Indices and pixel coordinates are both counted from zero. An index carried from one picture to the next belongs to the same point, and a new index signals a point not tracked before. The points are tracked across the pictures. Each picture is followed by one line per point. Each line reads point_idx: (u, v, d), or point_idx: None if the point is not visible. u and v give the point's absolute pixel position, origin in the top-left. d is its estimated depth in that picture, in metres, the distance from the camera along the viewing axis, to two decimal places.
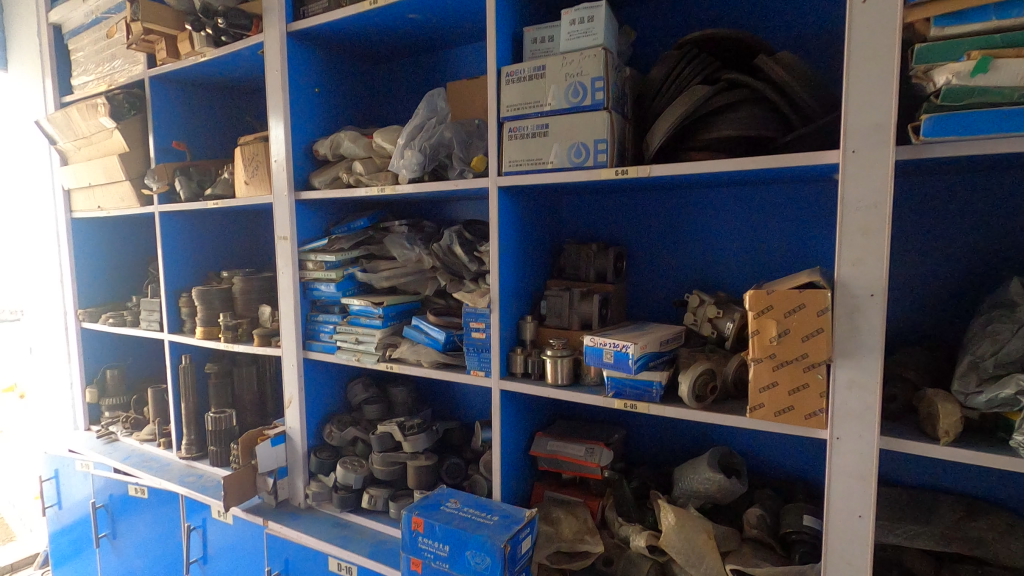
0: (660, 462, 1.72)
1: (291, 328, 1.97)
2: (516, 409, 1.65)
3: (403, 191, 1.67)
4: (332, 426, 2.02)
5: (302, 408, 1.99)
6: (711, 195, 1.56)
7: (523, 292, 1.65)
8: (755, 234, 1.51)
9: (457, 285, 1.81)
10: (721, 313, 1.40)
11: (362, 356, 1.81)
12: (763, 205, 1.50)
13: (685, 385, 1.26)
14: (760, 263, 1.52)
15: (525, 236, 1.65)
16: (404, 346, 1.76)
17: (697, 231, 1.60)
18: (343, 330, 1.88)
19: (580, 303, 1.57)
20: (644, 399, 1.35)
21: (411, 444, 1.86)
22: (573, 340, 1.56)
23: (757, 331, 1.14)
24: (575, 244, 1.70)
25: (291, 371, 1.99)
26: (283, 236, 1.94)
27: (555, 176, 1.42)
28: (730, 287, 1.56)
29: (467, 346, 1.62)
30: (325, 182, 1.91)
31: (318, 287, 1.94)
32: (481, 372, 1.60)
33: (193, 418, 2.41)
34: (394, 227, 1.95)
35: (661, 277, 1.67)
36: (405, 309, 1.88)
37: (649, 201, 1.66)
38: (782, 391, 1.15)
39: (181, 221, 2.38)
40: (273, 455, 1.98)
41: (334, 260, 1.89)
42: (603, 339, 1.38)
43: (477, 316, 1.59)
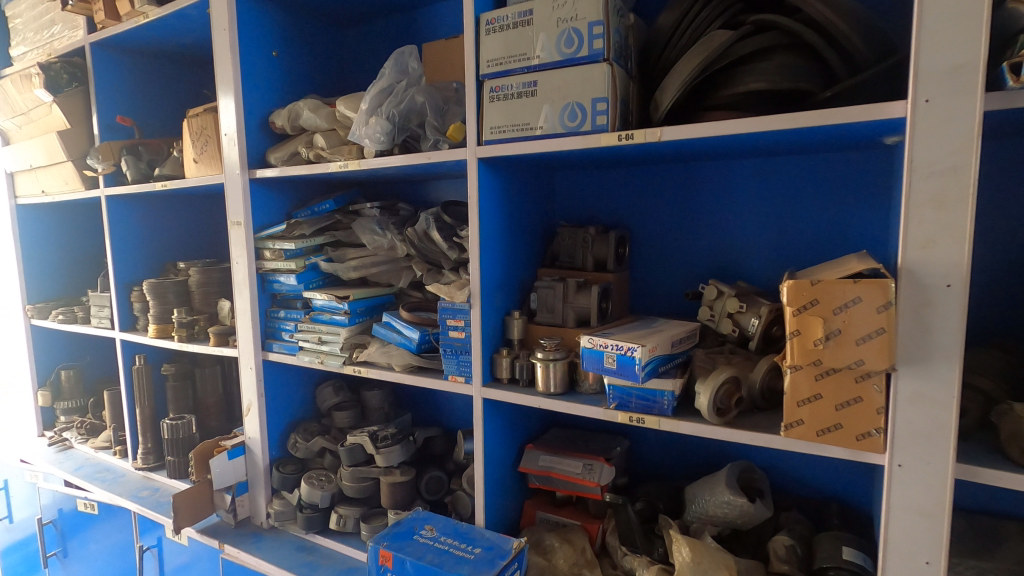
0: (670, 476, 1.50)
1: (247, 327, 1.73)
2: (502, 419, 1.42)
3: (368, 166, 1.43)
4: (297, 436, 1.79)
5: (262, 416, 1.76)
6: (730, 167, 1.33)
7: (511, 284, 1.42)
8: (782, 212, 1.29)
9: (435, 276, 1.59)
10: (745, 308, 1.17)
11: (326, 358, 1.58)
12: (792, 178, 1.27)
13: (703, 398, 1.03)
14: (787, 247, 1.30)
15: (512, 218, 1.41)
16: (374, 347, 1.53)
17: (712, 209, 1.37)
18: (306, 328, 1.65)
19: (577, 295, 1.34)
20: (653, 412, 1.12)
21: (384, 458, 1.62)
22: (568, 339, 1.33)
23: (796, 332, 0.91)
24: (570, 227, 1.48)
25: (249, 374, 1.75)
26: (237, 221, 1.69)
27: (546, 144, 1.18)
28: (750, 276, 1.34)
29: (443, 348, 1.39)
30: (283, 159, 1.67)
31: (278, 279, 1.70)
32: (460, 378, 1.37)
33: (149, 425, 2.19)
34: (365, 210, 1.71)
35: (670, 264, 1.44)
36: (376, 304, 1.65)
37: (657, 175, 1.43)
38: (826, 406, 0.93)
39: (132, 207, 2.14)
40: (229, 470, 1.75)
41: (293, 249, 1.65)
42: (604, 339, 1.14)
43: (454, 313, 1.35)
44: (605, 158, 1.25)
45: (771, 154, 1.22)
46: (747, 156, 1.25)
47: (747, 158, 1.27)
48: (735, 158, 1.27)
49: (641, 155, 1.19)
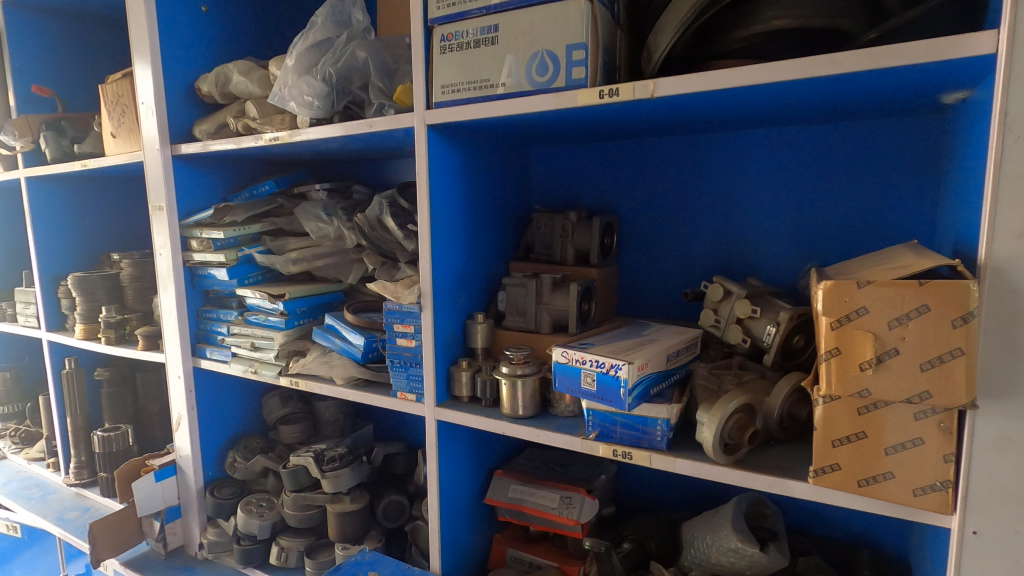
0: (663, 506, 1.28)
1: (174, 329, 1.48)
2: (463, 442, 1.18)
3: (300, 138, 1.18)
4: (236, 455, 1.55)
5: (194, 432, 1.52)
6: (740, 138, 1.09)
7: (475, 282, 1.18)
8: (804, 194, 1.05)
9: (389, 271, 1.33)
10: (759, 313, 0.95)
11: (260, 367, 1.34)
12: (817, 151, 1.03)
13: (708, 432, 0.79)
14: (809, 236, 1.06)
15: (475, 202, 1.17)
16: (314, 356, 1.28)
17: (717, 190, 1.13)
18: (239, 332, 1.41)
19: (553, 295, 1.12)
20: (643, 445, 0.89)
21: (331, 484, 1.37)
22: (542, 349, 1.10)
23: (835, 350, 0.67)
24: (547, 214, 1.25)
25: (176, 385, 1.51)
26: (159, 206, 1.44)
27: (510, 106, 0.93)
28: (761, 272, 1.10)
29: (390, 359, 1.15)
30: (210, 132, 1.41)
31: (208, 274, 1.45)
32: (410, 395, 1.13)
33: (82, 436, 1.94)
34: (311, 193, 1.46)
35: (666, 257, 1.20)
36: (321, 304, 1.40)
37: (651, 149, 1.18)
38: (872, 450, 0.69)
39: (58, 191, 1.88)
40: (156, 494, 1.51)
41: (223, 238, 1.40)
42: (581, 353, 0.90)
43: (402, 317, 1.11)
44: (586, 124, 1.00)
45: (794, 120, 0.97)
46: (763, 124, 1.01)
47: (764, 127, 1.03)
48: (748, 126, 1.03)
49: (629, 119, 0.95)
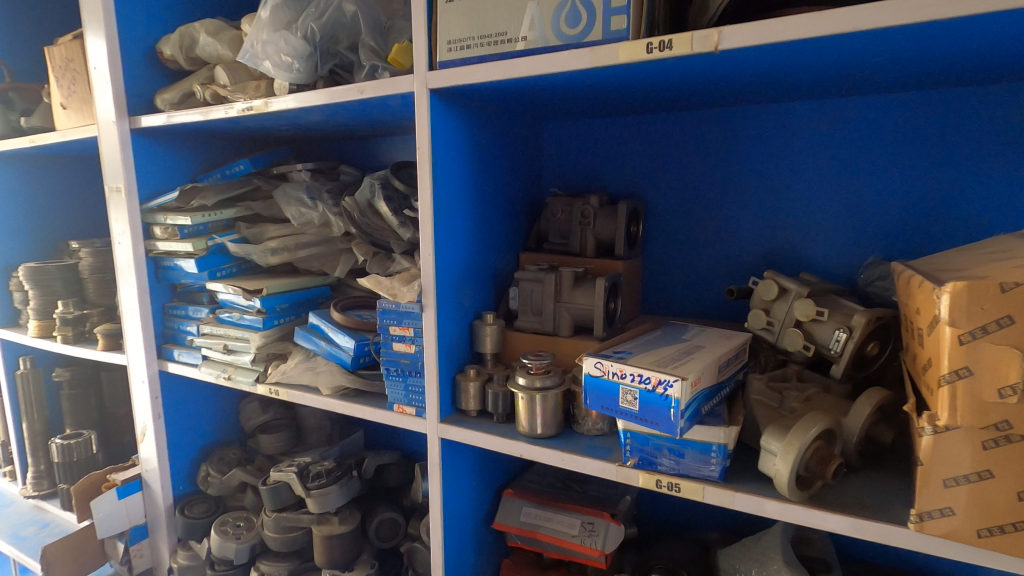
0: (691, 526, 1.14)
1: (136, 328, 1.30)
2: (468, 460, 1.03)
3: (278, 106, 1.00)
4: (209, 469, 1.39)
5: (161, 443, 1.35)
6: (790, 110, 0.95)
7: (483, 276, 1.02)
8: (865, 175, 0.91)
9: (382, 264, 1.18)
10: (826, 316, 0.80)
11: (234, 373, 1.17)
12: (883, 125, 0.89)
13: (783, 466, 0.65)
14: (869, 224, 0.92)
15: (485, 183, 1.01)
16: (296, 360, 1.12)
17: (762, 170, 0.99)
18: (210, 332, 1.24)
19: (574, 292, 0.97)
20: (693, 476, 0.74)
21: (317, 503, 1.21)
22: (564, 354, 0.96)
23: (964, 371, 0.53)
24: (565, 198, 1.10)
25: (140, 391, 1.33)
26: (116, 187, 1.26)
27: (531, 64, 0.77)
28: (811, 265, 0.97)
29: (385, 367, 0.99)
30: (175, 102, 1.23)
31: (175, 265, 1.27)
32: (408, 409, 0.97)
33: (40, 443, 1.76)
34: (292, 174, 1.29)
35: (700, 247, 1.06)
36: (305, 300, 1.23)
37: (685, 123, 1.03)
38: (1000, 494, 0.55)
39: (7, 171, 1.68)
40: (120, 513, 1.34)
41: (191, 225, 1.22)
42: (618, 366, 0.74)
43: (400, 318, 0.95)
44: (621, 87, 0.85)
45: (863, 87, 0.83)
46: (823, 92, 0.87)
47: (821, 96, 0.89)
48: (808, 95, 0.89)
49: (674, 79, 0.79)
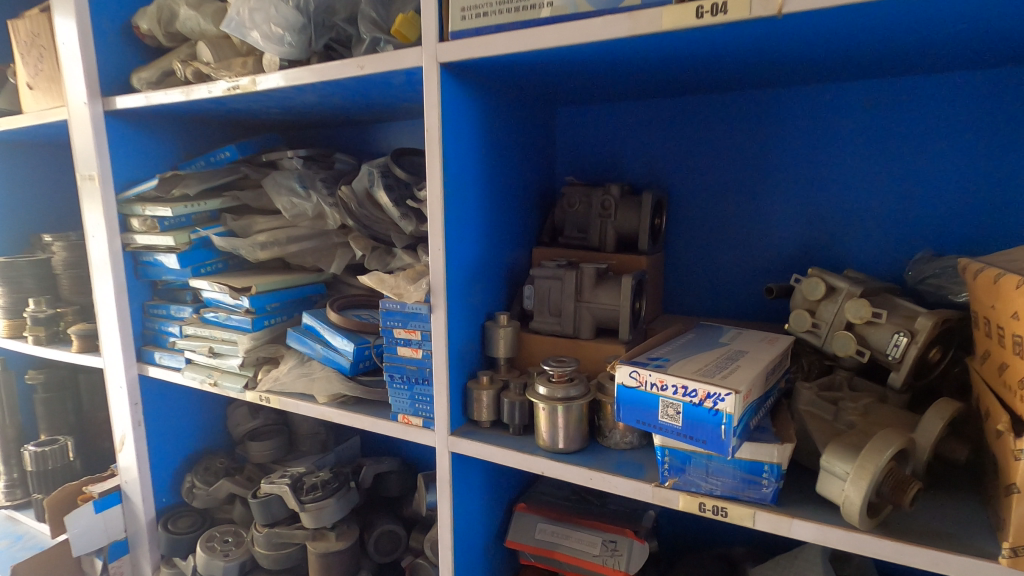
0: (715, 541, 1.07)
1: (113, 329, 1.20)
2: (479, 474, 0.94)
3: (268, 85, 0.90)
4: (195, 479, 1.29)
5: (142, 452, 1.25)
6: (834, 93, 0.89)
7: (496, 272, 0.94)
8: (912, 162, 0.86)
9: (382, 259, 1.08)
10: (884, 319, 0.72)
11: (221, 378, 1.07)
12: (933, 108, 0.84)
13: (854, 492, 0.56)
14: (918, 214, 0.87)
15: (498, 171, 0.92)
16: (289, 365, 1.03)
17: (800, 156, 0.93)
18: (194, 334, 1.14)
19: (596, 291, 0.88)
20: (741, 498, 0.66)
21: (313, 518, 1.12)
22: (587, 358, 0.88)
23: None
24: (582, 187, 1.01)
25: (118, 397, 1.23)
26: (89, 175, 1.15)
27: (559, 33, 0.68)
28: (854, 257, 0.92)
29: (388, 374, 0.90)
30: (152, 81, 1.12)
31: (154, 260, 1.17)
32: (415, 420, 0.88)
33: (12, 450, 1.65)
34: (282, 161, 1.18)
35: (731, 241, 0.99)
36: (298, 299, 1.14)
37: (718, 106, 0.97)
38: None
39: None
40: (97, 529, 1.24)
41: (172, 217, 1.12)
42: (658, 376, 0.66)
43: (405, 320, 0.86)
44: (657, 59, 0.76)
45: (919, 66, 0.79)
46: (877, 70, 0.82)
47: (873, 75, 0.84)
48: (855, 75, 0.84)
49: (722, 47, 0.70)
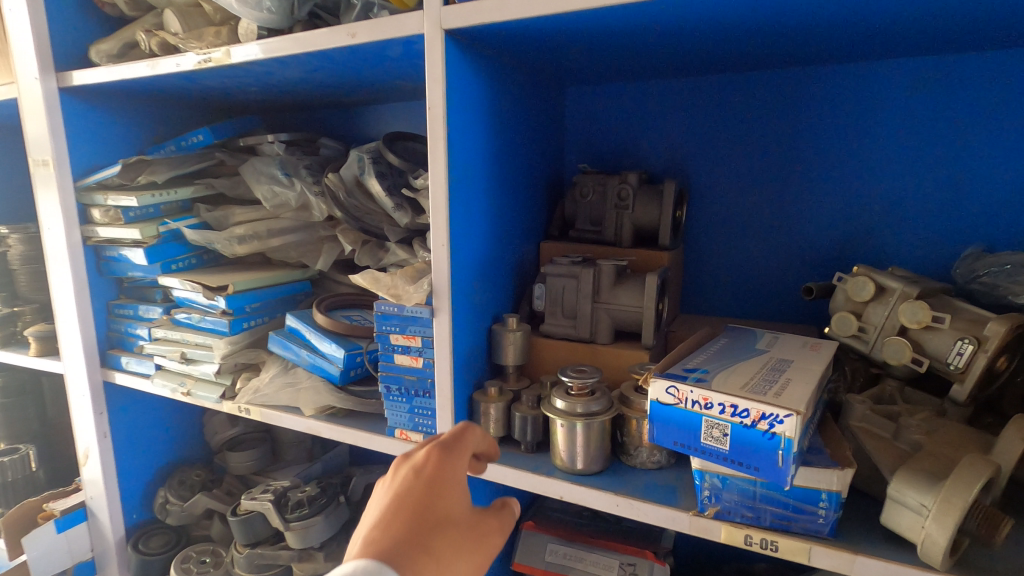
0: (737, 558, 0.99)
1: (74, 332, 1.08)
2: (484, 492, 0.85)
3: (246, 56, 0.79)
4: (168, 495, 1.18)
5: (109, 466, 1.13)
6: (877, 70, 0.83)
7: (502, 270, 0.84)
8: (961, 146, 0.80)
9: (375, 254, 0.99)
10: (946, 324, 0.64)
11: (195, 387, 0.97)
12: (986, 87, 0.78)
13: (936, 530, 0.49)
14: (965, 202, 0.80)
15: (506, 156, 0.82)
16: (271, 373, 0.93)
17: (837, 140, 0.86)
18: (165, 337, 1.03)
19: (616, 291, 0.79)
20: (792, 531, 0.58)
21: (298, 539, 1.02)
22: (606, 364, 0.79)
23: None
24: (596, 175, 0.92)
25: (81, 406, 1.11)
26: (43, 160, 1.02)
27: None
28: (894, 250, 0.85)
29: (383, 385, 0.80)
30: (113, 55, 1.00)
31: (119, 255, 1.05)
32: (414, 436, 0.79)
33: None
34: (262, 146, 1.08)
35: (758, 232, 0.92)
36: (282, 299, 1.03)
37: (748, 85, 0.90)
38: None
39: None
40: (61, 549, 1.12)
41: (138, 207, 1.00)
42: (701, 392, 0.57)
43: (403, 324, 0.76)
44: (694, 21, 0.67)
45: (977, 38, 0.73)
46: (932, 41, 0.75)
47: (924, 50, 0.77)
48: (900, 50, 0.79)
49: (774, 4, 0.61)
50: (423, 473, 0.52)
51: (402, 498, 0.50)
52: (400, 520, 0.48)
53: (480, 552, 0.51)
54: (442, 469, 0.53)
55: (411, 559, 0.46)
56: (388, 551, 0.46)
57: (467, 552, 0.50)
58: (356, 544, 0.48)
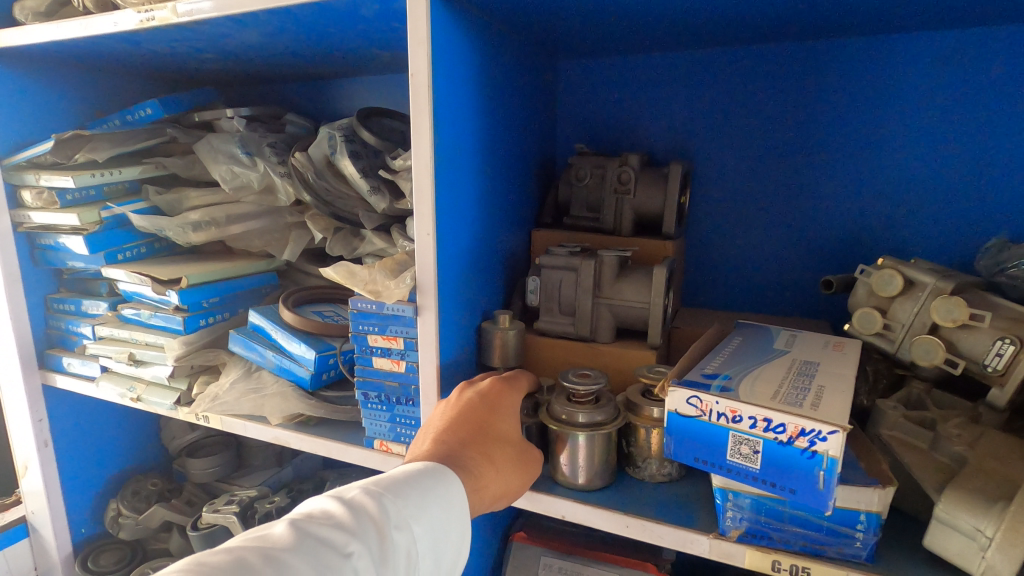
0: None
1: (5, 330, 0.96)
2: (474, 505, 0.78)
3: (195, 14, 0.68)
4: (121, 507, 1.08)
5: (51, 478, 1.02)
6: (900, 43, 0.76)
7: (492, 262, 0.76)
8: (987, 127, 0.74)
9: (348, 242, 0.89)
10: (985, 323, 0.58)
11: (146, 391, 0.88)
12: (1017, 62, 0.72)
13: (1000, 560, 0.44)
14: (988, 187, 0.75)
15: (496, 133, 0.73)
16: (232, 376, 0.83)
17: (853, 120, 0.80)
18: (111, 336, 0.92)
19: (618, 284, 0.72)
20: (826, 556, 0.52)
21: None
22: (608, 365, 0.72)
23: None
24: (593, 156, 0.84)
25: (16, 412, 0.99)
26: None
27: None
28: (910, 239, 0.80)
29: (361, 392, 0.72)
30: (42, 13, 0.87)
31: (55, 243, 0.93)
32: (395, 448, 0.70)
33: None
34: (220, 122, 0.96)
35: (766, 219, 0.86)
36: (245, 292, 0.93)
37: (757, 59, 0.83)
38: None
39: None
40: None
41: (76, 189, 0.88)
42: (730, 403, 0.50)
43: (383, 324, 0.67)
44: None
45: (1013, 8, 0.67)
46: (960, 16, 0.69)
47: (952, 22, 0.71)
48: (927, 23, 0.72)
49: None
50: (487, 397, 0.60)
51: (470, 412, 0.58)
52: (467, 428, 0.57)
53: (527, 467, 0.59)
54: (501, 395, 0.61)
55: (475, 460, 0.54)
56: (457, 450, 0.55)
57: (517, 465, 0.58)
58: (430, 441, 0.56)
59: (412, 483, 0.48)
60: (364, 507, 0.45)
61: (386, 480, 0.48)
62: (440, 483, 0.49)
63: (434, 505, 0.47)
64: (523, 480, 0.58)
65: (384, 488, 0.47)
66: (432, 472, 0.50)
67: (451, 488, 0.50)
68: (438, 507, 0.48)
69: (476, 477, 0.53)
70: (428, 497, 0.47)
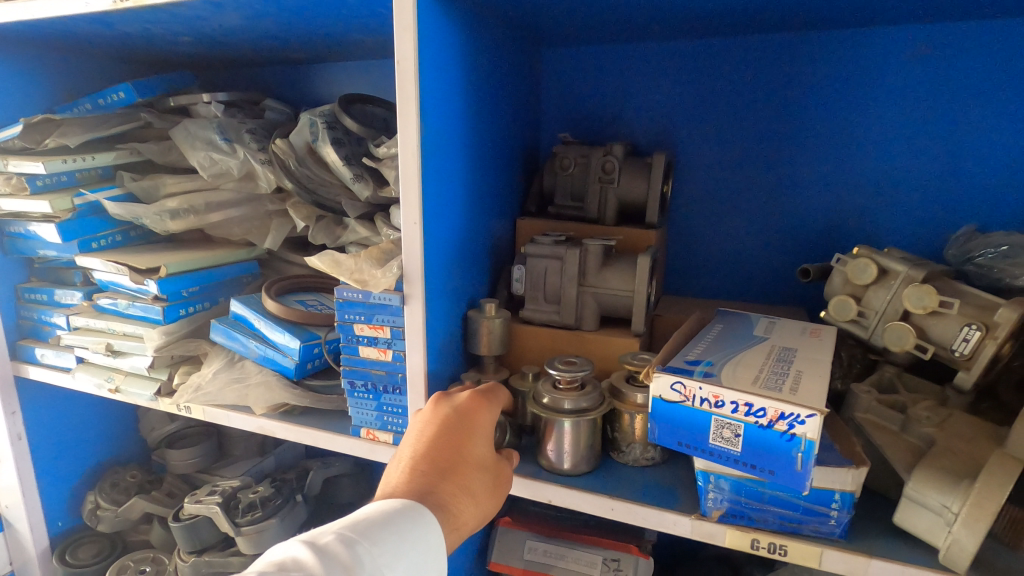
0: None
1: None
2: None
3: None
4: (99, 500, 1.06)
5: (25, 472, 1.00)
6: (875, 37, 0.78)
7: (477, 250, 0.76)
8: (957, 119, 0.76)
9: (331, 230, 0.88)
10: (954, 310, 0.61)
11: (125, 382, 0.86)
12: (985, 58, 0.74)
13: (965, 534, 0.46)
14: (956, 178, 0.78)
15: (481, 121, 0.73)
16: (215, 367, 0.82)
17: (830, 112, 0.82)
18: (87, 326, 0.90)
19: (603, 273, 0.73)
20: (804, 535, 0.54)
21: (250, 545, 0.91)
22: (593, 352, 0.74)
23: None
24: (577, 146, 0.84)
25: None
26: None
27: None
28: (882, 227, 0.82)
29: (347, 380, 0.72)
30: None
31: (26, 231, 0.90)
32: (382, 436, 0.71)
33: None
34: (197, 107, 0.94)
35: (745, 208, 0.88)
36: (225, 282, 0.92)
37: (738, 51, 0.84)
38: None
39: None
40: None
41: (47, 175, 0.86)
42: (713, 390, 0.52)
43: (370, 313, 0.67)
44: None
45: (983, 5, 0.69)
46: (933, 11, 0.71)
47: (925, 17, 0.73)
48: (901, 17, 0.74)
49: None
50: (463, 419, 0.58)
51: (447, 438, 0.56)
52: (444, 458, 0.55)
53: (501, 485, 0.59)
54: (478, 413, 0.59)
55: (451, 494, 0.54)
56: (433, 484, 0.54)
57: (493, 488, 0.58)
58: (404, 471, 0.55)
59: (388, 527, 0.47)
60: (338, 554, 0.44)
61: (361, 524, 0.47)
62: (417, 526, 0.49)
63: (410, 549, 0.47)
64: (499, 500, 0.58)
65: (359, 535, 0.46)
66: (409, 513, 0.49)
67: (427, 529, 0.49)
68: (414, 552, 0.47)
69: (454, 515, 0.53)
70: (404, 542, 0.47)
